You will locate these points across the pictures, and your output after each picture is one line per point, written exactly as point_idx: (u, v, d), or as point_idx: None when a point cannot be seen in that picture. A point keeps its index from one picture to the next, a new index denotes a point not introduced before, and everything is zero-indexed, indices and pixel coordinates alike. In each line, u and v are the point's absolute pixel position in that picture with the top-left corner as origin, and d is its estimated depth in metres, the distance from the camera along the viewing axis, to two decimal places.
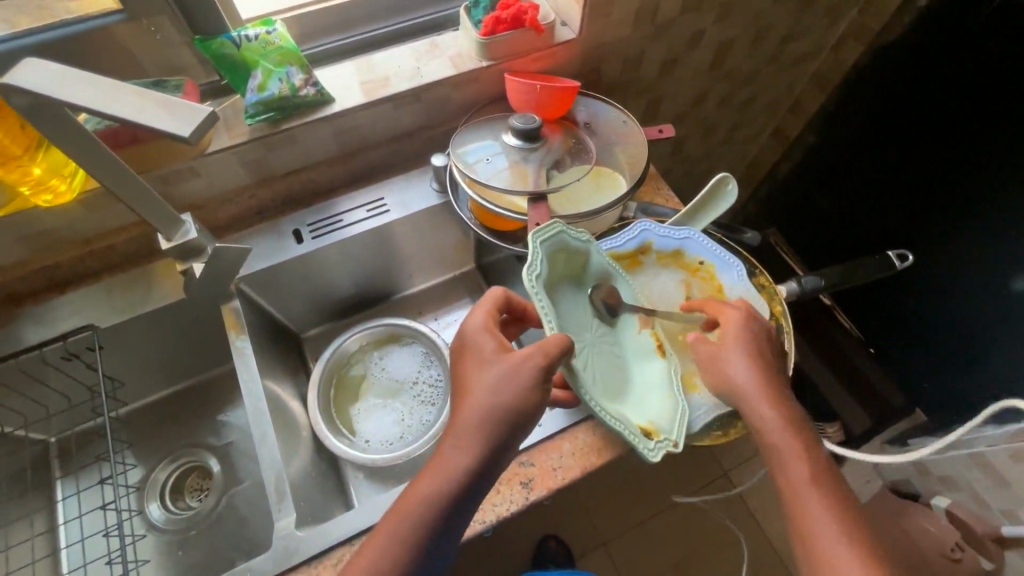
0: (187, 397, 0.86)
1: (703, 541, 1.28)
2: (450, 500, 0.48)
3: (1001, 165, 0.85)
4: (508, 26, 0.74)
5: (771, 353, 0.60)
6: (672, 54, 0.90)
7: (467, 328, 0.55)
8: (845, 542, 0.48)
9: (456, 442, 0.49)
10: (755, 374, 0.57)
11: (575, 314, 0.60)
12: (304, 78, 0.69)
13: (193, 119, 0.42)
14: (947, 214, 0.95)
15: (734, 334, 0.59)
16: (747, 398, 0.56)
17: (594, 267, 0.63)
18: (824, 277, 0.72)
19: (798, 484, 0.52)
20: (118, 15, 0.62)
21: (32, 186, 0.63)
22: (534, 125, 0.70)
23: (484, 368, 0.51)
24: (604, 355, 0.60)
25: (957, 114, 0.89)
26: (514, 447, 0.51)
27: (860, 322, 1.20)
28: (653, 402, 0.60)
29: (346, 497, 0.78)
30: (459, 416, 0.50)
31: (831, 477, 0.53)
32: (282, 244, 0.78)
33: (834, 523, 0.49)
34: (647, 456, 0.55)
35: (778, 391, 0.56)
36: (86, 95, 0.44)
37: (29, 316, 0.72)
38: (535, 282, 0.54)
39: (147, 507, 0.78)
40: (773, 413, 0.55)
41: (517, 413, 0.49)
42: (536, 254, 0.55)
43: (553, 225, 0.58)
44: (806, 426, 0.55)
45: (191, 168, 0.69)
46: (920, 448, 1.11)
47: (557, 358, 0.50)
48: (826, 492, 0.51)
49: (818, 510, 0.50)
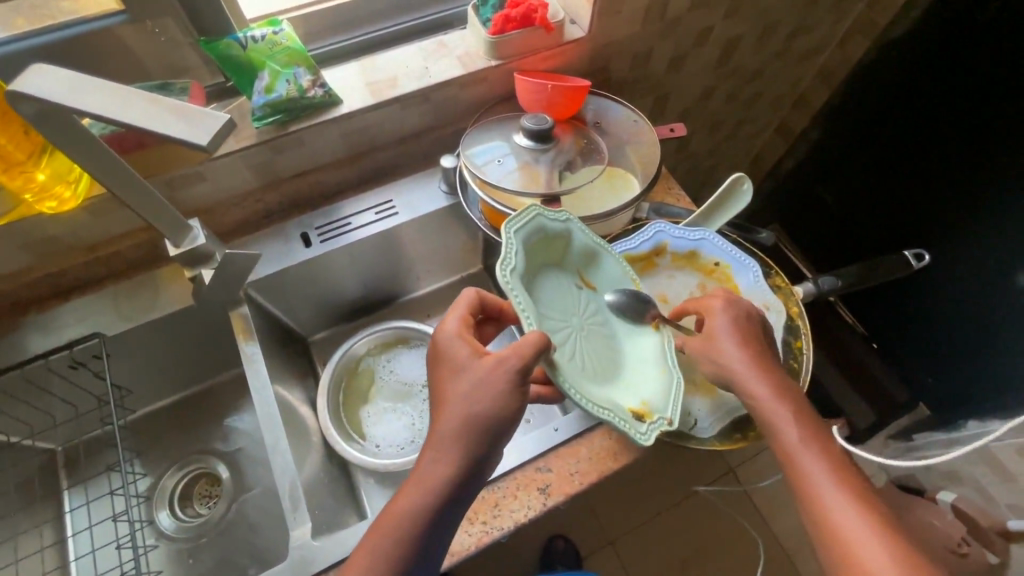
0: (195, 403, 0.84)
1: (711, 539, 1.28)
2: (429, 516, 0.48)
3: (1000, 165, 0.86)
4: (517, 25, 0.73)
5: (759, 330, 0.59)
6: (681, 51, 0.89)
7: (440, 333, 0.54)
8: (856, 510, 0.48)
9: (435, 454, 0.49)
10: (746, 354, 0.56)
11: (558, 299, 0.58)
12: (312, 79, 0.68)
13: (210, 127, 0.41)
14: (946, 214, 0.96)
15: (722, 315, 0.58)
16: (740, 379, 0.55)
17: (578, 246, 0.60)
18: (840, 278, 0.72)
19: (796, 453, 0.52)
20: (122, 16, 0.61)
21: (35, 193, 0.61)
22: (546, 125, 0.69)
23: (459, 376, 0.50)
24: (591, 338, 0.58)
25: (962, 116, 0.89)
26: (494, 456, 0.50)
27: (862, 316, 1.19)
28: (644, 381, 0.59)
29: (359, 505, 0.77)
30: (436, 427, 0.50)
31: (833, 448, 0.52)
32: (290, 248, 0.77)
33: (842, 494, 0.49)
34: (641, 440, 0.53)
35: (769, 369, 0.56)
36: (101, 103, 0.43)
37: (34, 324, 0.71)
38: (509, 276, 0.51)
39: (157, 517, 0.77)
40: (768, 393, 0.54)
41: (496, 421, 0.48)
42: (509, 247, 0.53)
43: (527, 212, 0.56)
44: (801, 399, 0.55)
45: (199, 172, 0.68)
46: (926, 443, 1.09)
47: (533, 358, 0.47)
48: (830, 463, 0.51)
49: (824, 483, 0.50)
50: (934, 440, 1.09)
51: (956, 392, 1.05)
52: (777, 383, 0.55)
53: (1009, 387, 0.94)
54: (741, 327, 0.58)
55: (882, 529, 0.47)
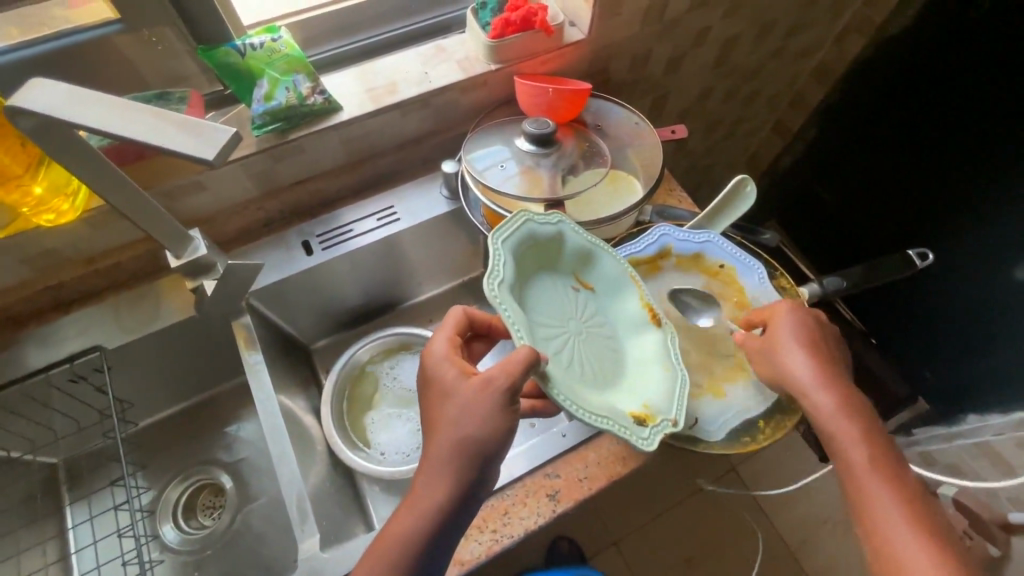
0: (197, 414, 0.84)
1: (715, 537, 1.28)
2: (423, 540, 0.48)
3: (998, 162, 0.86)
4: (516, 28, 0.73)
5: (829, 342, 0.59)
6: (679, 52, 0.89)
7: (428, 358, 0.54)
8: (914, 536, 0.48)
9: (426, 478, 0.49)
10: (813, 364, 0.56)
11: (552, 305, 0.58)
12: (311, 86, 0.67)
13: (215, 141, 0.40)
14: (943, 212, 0.97)
15: (788, 324, 0.58)
16: (804, 389, 0.55)
17: (571, 249, 0.60)
18: (845, 277, 0.73)
19: (856, 467, 0.52)
20: (117, 26, 0.60)
21: (32, 206, 0.60)
22: (548, 130, 0.69)
23: (447, 399, 0.50)
24: (588, 342, 0.58)
25: (957, 114, 0.89)
26: (488, 477, 0.49)
27: (862, 314, 1.21)
28: (644, 385, 0.59)
29: (365, 516, 0.76)
30: (427, 452, 0.49)
31: (900, 471, 0.52)
32: (291, 256, 0.77)
33: (901, 518, 0.49)
34: (643, 446, 0.53)
35: (837, 382, 0.55)
36: (102, 116, 0.42)
37: (33, 339, 0.70)
38: (498, 288, 0.51)
39: (161, 530, 0.76)
40: (834, 406, 0.54)
41: (486, 443, 0.47)
42: (497, 258, 0.52)
43: (515, 219, 0.56)
44: (871, 418, 0.54)
45: (197, 182, 0.67)
46: (928, 438, 1.14)
47: (521, 376, 0.47)
48: (894, 488, 0.50)
49: (882, 502, 0.50)
50: (935, 434, 1.13)
51: (956, 387, 1.05)
52: (845, 395, 0.54)
53: (1008, 382, 0.95)
54: (807, 336, 0.57)
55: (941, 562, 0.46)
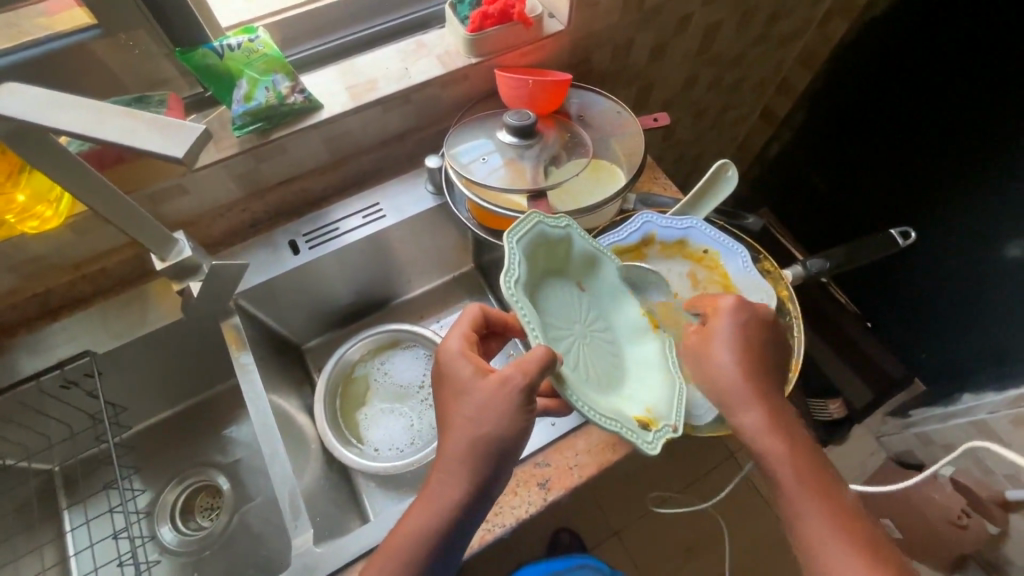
0: (191, 415, 0.84)
1: (714, 523, 1.29)
2: (437, 538, 0.48)
3: (980, 155, 0.88)
4: (495, 21, 0.73)
5: (767, 345, 0.57)
6: (661, 41, 0.89)
7: (443, 354, 0.54)
8: (834, 533, 0.50)
9: (442, 475, 0.49)
10: (737, 370, 0.55)
11: (559, 307, 0.58)
12: (290, 85, 0.67)
13: (185, 137, 0.40)
14: (927, 204, 0.99)
15: (725, 328, 0.57)
16: (732, 398, 0.55)
17: (579, 252, 0.60)
18: (829, 259, 0.73)
19: (777, 470, 0.53)
20: (95, 30, 0.60)
21: (16, 214, 0.61)
22: (528, 121, 0.68)
23: (464, 397, 0.50)
24: (593, 347, 0.58)
25: (951, 105, 0.88)
26: (499, 479, 0.50)
27: (857, 297, 1.20)
28: (648, 389, 0.58)
29: (361, 509, 0.77)
30: (443, 451, 0.50)
31: (825, 478, 0.53)
32: (278, 256, 0.77)
33: (825, 518, 0.50)
34: (648, 449, 0.52)
35: (761, 391, 0.55)
36: (80, 120, 0.42)
37: (23, 347, 0.70)
38: (514, 287, 0.51)
39: (159, 531, 0.77)
40: (753, 411, 0.54)
41: (499, 442, 0.48)
42: (512, 256, 0.53)
43: (529, 218, 0.55)
44: (795, 426, 0.55)
45: (181, 185, 0.67)
46: (924, 419, 1.14)
47: (538, 375, 0.47)
48: (819, 494, 0.52)
49: (812, 510, 0.51)
50: (931, 415, 1.13)
51: (952, 368, 1.06)
52: (765, 398, 0.55)
53: (999, 359, 0.96)
54: (741, 344, 0.56)
55: (859, 552, 0.49)
